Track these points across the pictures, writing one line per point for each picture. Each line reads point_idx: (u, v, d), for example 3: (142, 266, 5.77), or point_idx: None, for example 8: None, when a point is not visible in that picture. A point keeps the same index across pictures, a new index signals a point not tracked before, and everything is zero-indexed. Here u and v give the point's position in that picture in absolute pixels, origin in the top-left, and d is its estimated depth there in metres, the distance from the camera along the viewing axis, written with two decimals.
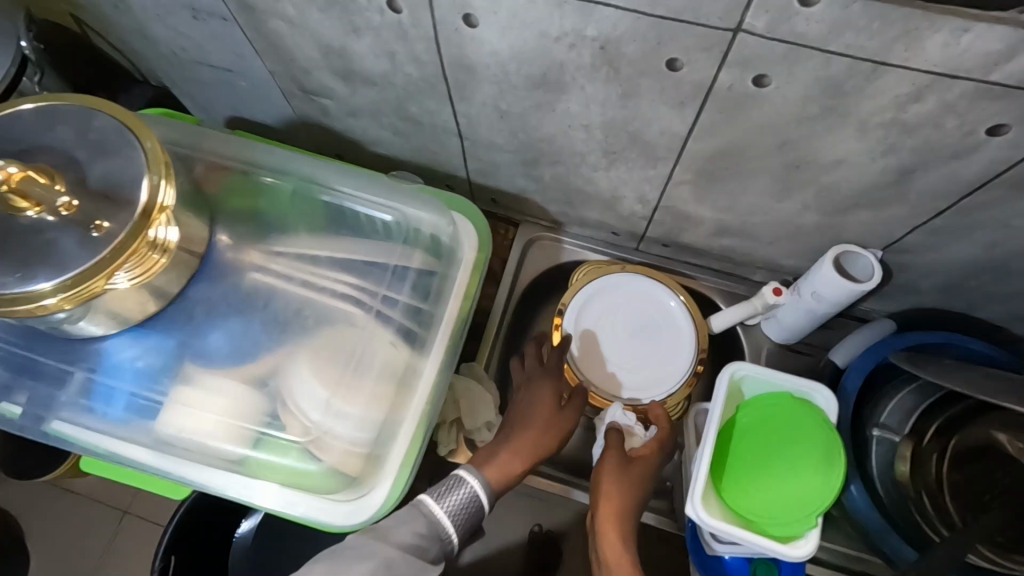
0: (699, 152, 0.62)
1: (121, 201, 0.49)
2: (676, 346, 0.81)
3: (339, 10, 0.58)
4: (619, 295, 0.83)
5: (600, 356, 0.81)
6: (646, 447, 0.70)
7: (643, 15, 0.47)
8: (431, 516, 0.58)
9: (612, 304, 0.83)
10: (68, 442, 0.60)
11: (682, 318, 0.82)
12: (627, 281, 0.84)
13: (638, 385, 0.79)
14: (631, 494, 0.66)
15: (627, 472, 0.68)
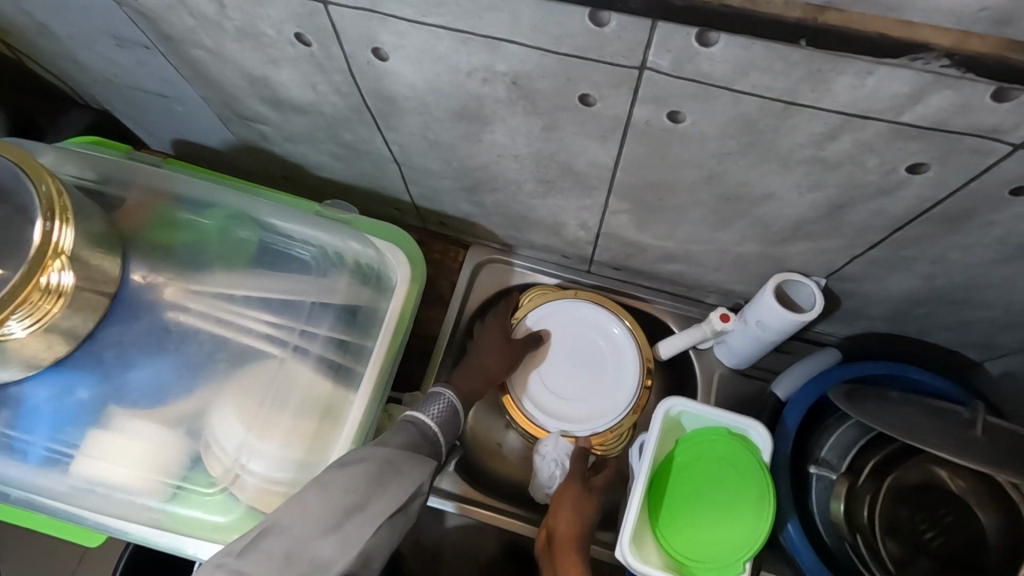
0: (632, 183, 0.61)
1: (10, 248, 0.47)
2: (621, 373, 0.82)
3: (253, 42, 0.56)
4: (565, 320, 0.84)
5: (544, 383, 0.82)
6: (602, 481, 0.74)
7: (548, 52, 0.45)
8: (423, 425, 0.63)
9: (557, 329, 0.84)
10: None
11: (627, 346, 0.82)
12: (574, 306, 0.84)
13: (581, 413, 0.81)
14: (590, 519, 0.68)
15: (587, 496, 0.70)
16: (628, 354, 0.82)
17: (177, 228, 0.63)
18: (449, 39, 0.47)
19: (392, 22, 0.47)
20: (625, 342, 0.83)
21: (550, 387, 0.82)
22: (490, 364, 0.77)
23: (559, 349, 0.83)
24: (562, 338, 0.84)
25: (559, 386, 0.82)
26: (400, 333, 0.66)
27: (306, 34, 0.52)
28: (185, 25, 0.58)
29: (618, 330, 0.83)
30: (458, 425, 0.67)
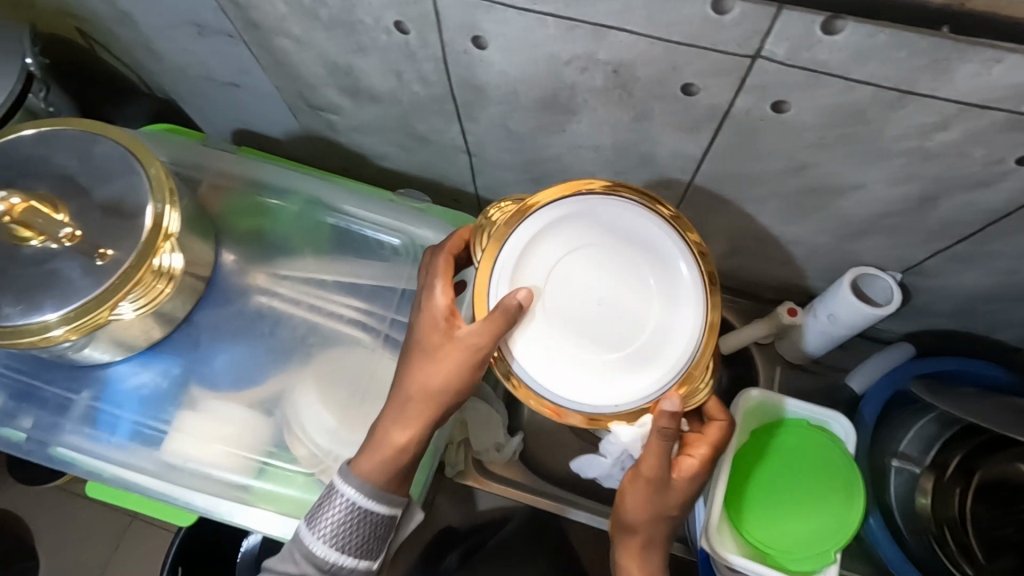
0: (715, 175, 0.60)
1: (124, 229, 0.48)
2: (668, 293, 0.52)
3: (345, 30, 0.56)
4: (557, 247, 0.52)
5: (557, 359, 0.51)
6: (688, 466, 0.53)
7: (658, 40, 0.45)
8: (311, 554, 0.51)
9: (550, 265, 0.52)
10: (70, 464, 0.58)
11: (669, 243, 0.52)
12: (580, 229, 0.53)
13: (636, 377, 0.51)
14: (674, 516, 0.54)
15: (675, 493, 0.53)
16: (674, 261, 0.52)
17: (269, 217, 0.65)
18: (555, 27, 0.47)
19: (498, 10, 0.47)
20: (667, 241, 0.52)
21: (569, 366, 0.51)
22: (432, 379, 0.52)
23: (563, 296, 0.52)
24: (569, 275, 0.52)
25: (582, 356, 0.52)
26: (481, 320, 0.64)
27: (404, 21, 0.52)
28: (276, 12, 0.58)
29: (654, 233, 0.52)
30: (372, 527, 0.51)
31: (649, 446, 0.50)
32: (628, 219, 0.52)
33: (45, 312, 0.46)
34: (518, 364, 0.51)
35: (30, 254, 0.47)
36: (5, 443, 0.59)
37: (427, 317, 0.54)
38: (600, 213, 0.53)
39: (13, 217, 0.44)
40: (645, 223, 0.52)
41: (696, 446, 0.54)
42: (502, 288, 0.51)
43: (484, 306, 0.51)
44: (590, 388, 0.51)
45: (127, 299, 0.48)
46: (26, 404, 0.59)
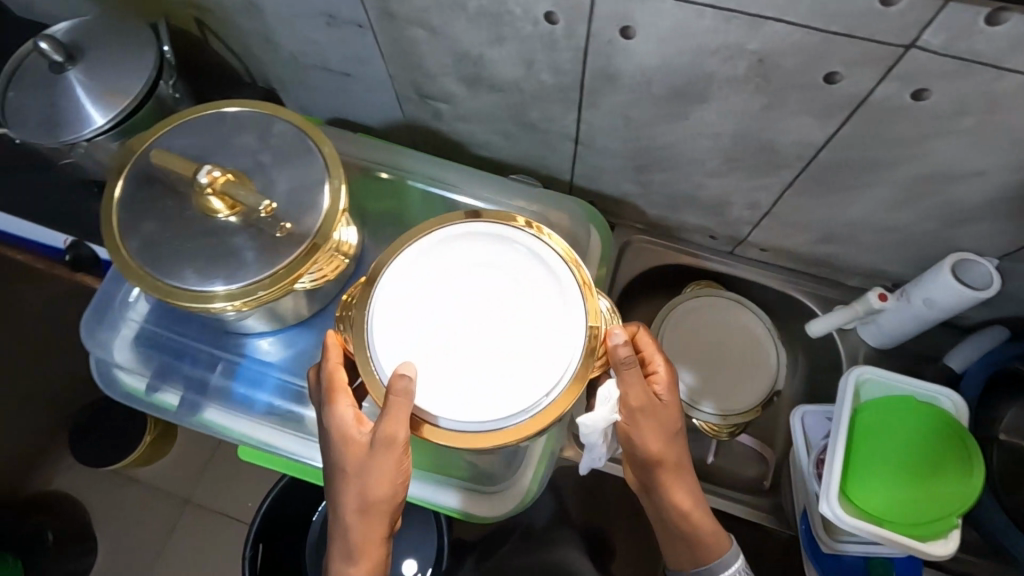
0: (830, 163, 0.64)
1: (304, 204, 0.51)
2: (546, 285, 0.55)
3: (490, 20, 0.59)
4: (416, 286, 0.55)
5: (458, 388, 0.52)
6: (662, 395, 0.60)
7: (814, 31, 0.48)
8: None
9: (418, 309, 0.55)
10: (219, 429, 0.63)
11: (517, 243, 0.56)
12: (413, 264, 0.56)
13: (541, 374, 0.51)
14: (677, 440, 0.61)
15: (671, 418, 0.60)
16: (534, 255, 0.56)
17: (408, 200, 0.70)
18: (713, 18, 0.50)
19: (656, 2, 0.51)
20: (507, 249, 0.57)
21: (477, 391, 0.51)
22: (370, 476, 0.54)
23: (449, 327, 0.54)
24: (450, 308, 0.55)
25: (487, 378, 0.52)
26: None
27: (555, 12, 0.55)
28: (419, 3, 0.61)
29: (478, 237, 0.57)
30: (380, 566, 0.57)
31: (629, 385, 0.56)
32: (460, 231, 0.57)
33: (239, 280, 0.49)
34: (427, 412, 0.51)
35: (216, 225, 0.50)
36: (159, 406, 0.63)
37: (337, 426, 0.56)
38: (443, 242, 0.57)
39: (215, 188, 0.48)
40: (482, 229, 0.57)
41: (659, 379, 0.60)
42: (386, 347, 0.53)
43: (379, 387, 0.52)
44: (500, 403, 0.51)
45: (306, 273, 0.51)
46: (174, 367, 0.62)
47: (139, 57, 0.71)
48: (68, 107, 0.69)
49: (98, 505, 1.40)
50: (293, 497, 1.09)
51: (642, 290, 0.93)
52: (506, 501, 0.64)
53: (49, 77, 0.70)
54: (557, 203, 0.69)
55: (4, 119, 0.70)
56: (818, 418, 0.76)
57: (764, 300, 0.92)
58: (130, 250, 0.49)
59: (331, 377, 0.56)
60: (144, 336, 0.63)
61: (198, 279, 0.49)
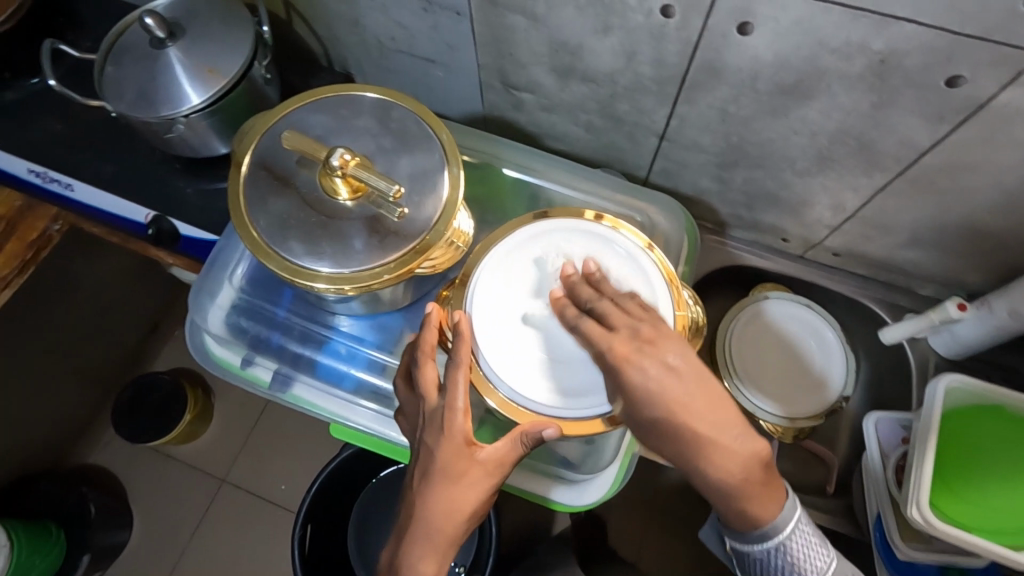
0: (930, 167, 0.63)
1: (425, 191, 0.52)
2: (630, 278, 0.56)
3: (600, 10, 0.59)
4: (502, 278, 0.56)
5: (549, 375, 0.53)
6: (677, 377, 0.45)
7: (946, 31, 0.48)
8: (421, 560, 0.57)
9: (506, 299, 0.55)
10: (305, 406, 0.63)
11: (599, 237, 0.58)
12: (498, 262, 0.57)
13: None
14: (674, 437, 0.45)
15: (687, 403, 0.45)
16: (616, 248, 0.58)
17: (500, 186, 0.70)
18: (840, 15, 0.50)
19: None
20: (588, 243, 0.58)
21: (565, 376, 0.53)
22: (478, 496, 0.50)
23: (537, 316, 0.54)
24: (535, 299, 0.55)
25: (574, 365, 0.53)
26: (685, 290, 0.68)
27: (673, 5, 0.56)
28: None
29: (559, 233, 0.59)
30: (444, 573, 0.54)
31: (583, 324, 0.49)
32: (544, 227, 0.59)
33: (365, 263, 0.50)
34: (519, 397, 0.52)
35: (337, 208, 0.51)
36: (251, 379, 0.63)
37: (448, 440, 0.49)
38: (525, 240, 0.59)
39: (345, 172, 0.48)
40: (563, 226, 0.59)
41: (616, 342, 0.46)
42: (482, 338, 0.54)
43: (482, 380, 0.53)
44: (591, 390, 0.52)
45: (425, 261, 0.52)
46: (268, 339, 0.63)
47: (237, 37, 0.72)
48: (168, 84, 0.70)
49: (138, 479, 1.42)
50: (341, 481, 1.10)
51: (707, 289, 0.93)
52: (591, 491, 0.63)
53: (150, 52, 0.71)
54: (648, 200, 0.69)
55: (104, 93, 0.72)
56: (892, 426, 0.75)
57: (832, 305, 0.91)
58: (259, 229, 0.51)
59: (457, 386, 0.49)
60: (241, 308, 0.64)
61: (326, 260, 0.50)
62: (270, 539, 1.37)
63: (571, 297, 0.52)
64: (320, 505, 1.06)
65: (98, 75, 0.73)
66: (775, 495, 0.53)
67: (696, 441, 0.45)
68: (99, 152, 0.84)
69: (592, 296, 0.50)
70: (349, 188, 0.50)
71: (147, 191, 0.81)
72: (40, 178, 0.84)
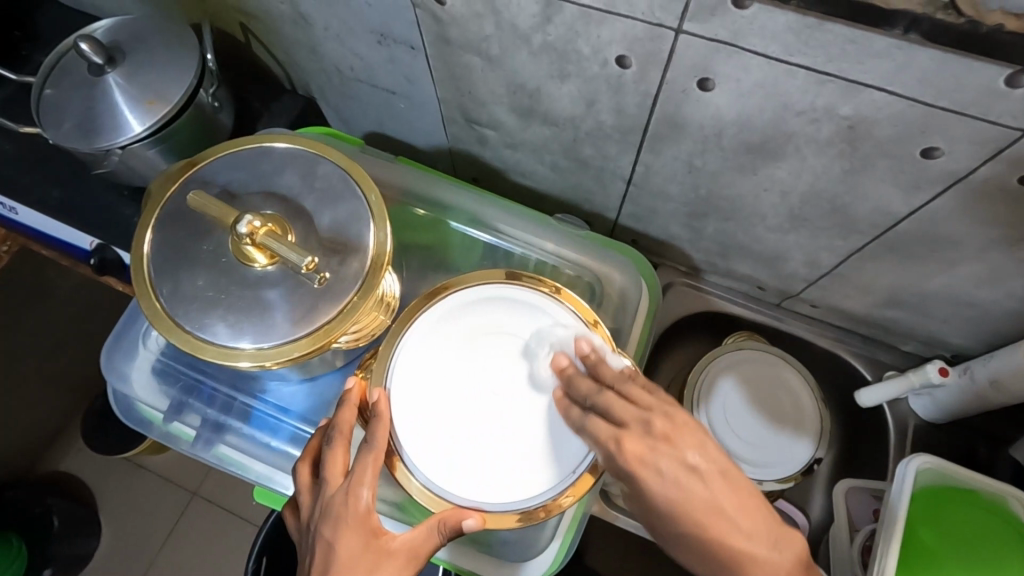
0: (909, 233, 0.58)
1: (348, 256, 0.48)
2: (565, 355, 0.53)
3: (554, 56, 0.55)
4: (424, 357, 0.53)
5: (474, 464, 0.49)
6: (700, 478, 0.43)
7: (919, 103, 0.44)
8: None
9: (427, 382, 0.52)
10: (230, 467, 0.59)
11: (534, 308, 0.54)
12: (421, 338, 0.53)
13: (559, 451, 0.49)
14: (694, 548, 0.43)
15: (719, 506, 0.43)
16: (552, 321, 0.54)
17: (449, 238, 0.67)
18: (805, 79, 0.46)
19: (744, 56, 0.46)
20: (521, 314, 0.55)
21: (489, 467, 0.49)
22: None
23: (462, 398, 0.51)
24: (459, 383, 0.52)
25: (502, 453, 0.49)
26: (642, 351, 0.63)
27: (628, 57, 0.51)
28: (480, 32, 0.57)
29: (489, 303, 0.55)
30: None
31: (589, 424, 0.47)
32: (473, 297, 0.55)
33: (276, 337, 0.46)
34: (437, 485, 0.48)
35: (252, 271, 0.48)
36: (174, 436, 0.60)
37: (353, 525, 0.44)
38: (453, 313, 0.55)
39: (254, 240, 0.45)
40: (496, 295, 0.55)
41: (628, 440, 0.45)
42: (402, 424, 0.50)
43: (399, 464, 0.49)
44: (520, 481, 0.49)
45: (346, 330, 0.48)
46: (189, 399, 0.59)
47: (181, 65, 0.68)
48: (107, 113, 0.66)
49: (105, 491, 1.38)
50: None
51: (680, 335, 0.89)
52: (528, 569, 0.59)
53: (89, 79, 0.68)
54: (604, 256, 0.66)
55: (39, 119, 0.68)
56: (864, 498, 0.71)
57: (811, 357, 0.86)
58: (163, 299, 0.47)
59: (367, 461, 0.46)
60: (160, 369, 0.60)
61: (235, 336, 0.46)
62: (237, 558, 1.34)
63: (570, 394, 0.49)
64: (278, 536, 1.03)
65: (36, 98, 0.69)
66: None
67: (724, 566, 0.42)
68: (45, 171, 0.79)
69: (592, 391, 0.48)
70: (264, 254, 0.47)
71: (91, 217, 0.77)
72: None
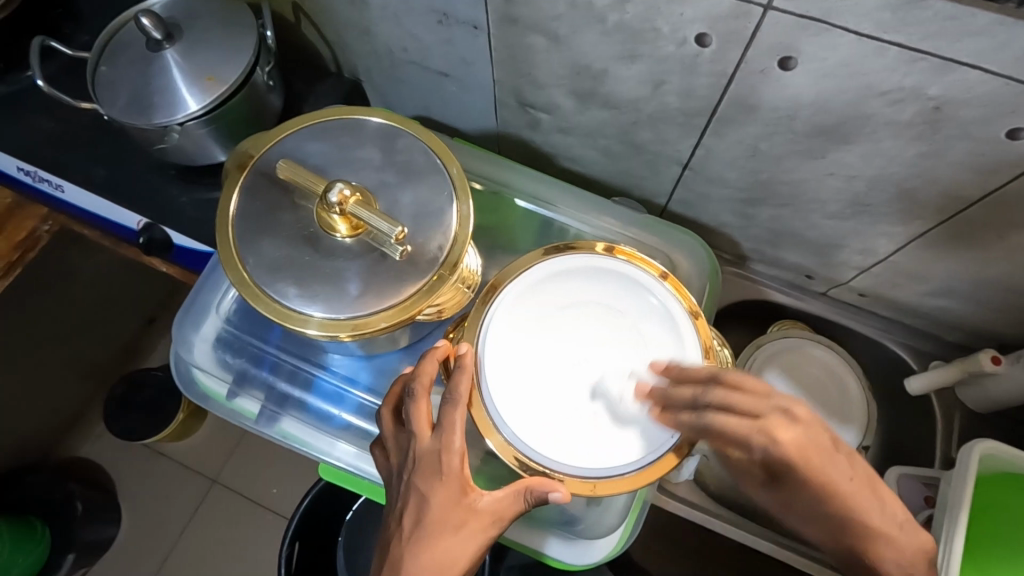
0: (976, 219, 0.58)
1: (431, 229, 0.48)
2: (650, 326, 0.54)
3: (629, 36, 0.55)
4: (517, 319, 0.54)
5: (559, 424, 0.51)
6: (824, 435, 0.47)
7: (1012, 83, 0.44)
8: None
9: (518, 345, 0.53)
10: (294, 443, 0.60)
11: (625, 280, 0.56)
12: (512, 303, 0.55)
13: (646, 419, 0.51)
14: (813, 492, 0.46)
15: (856, 485, 0.48)
16: (645, 295, 0.56)
17: (509, 219, 0.69)
18: (895, 58, 0.45)
19: (833, 34, 0.46)
20: (612, 286, 0.56)
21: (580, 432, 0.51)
22: (468, 544, 0.45)
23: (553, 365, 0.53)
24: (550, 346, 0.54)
25: (586, 417, 0.51)
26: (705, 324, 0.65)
27: (709, 35, 0.51)
28: (552, 11, 0.56)
29: (581, 273, 0.57)
30: None
31: (706, 422, 0.47)
32: (564, 265, 0.57)
33: (362, 308, 0.46)
34: (520, 442, 0.50)
35: (334, 245, 0.48)
36: (236, 413, 0.60)
37: (444, 480, 0.46)
38: (545, 280, 0.56)
39: (343, 209, 0.45)
40: (583, 267, 0.57)
41: (746, 416, 0.46)
42: (492, 384, 0.51)
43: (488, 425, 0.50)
44: (604, 443, 0.50)
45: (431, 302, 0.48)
46: (254, 373, 0.60)
47: (238, 42, 0.68)
48: (165, 89, 0.66)
49: (127, 477, 1.37)
50: (330, 497, 1.06)
51: (722, 322, 0.89)
52: (590, 550, 0.60)
53: (146, 55, 0.67)
54: (668, 235, 0.67)
55: (96, 94, 0.67)
56: (914, 483, 0.71)
57: (853, 347, 0.87)
58: (249, 267, 0.47)
59: (455, 425, 0.47)
60: (226, 341, 0.61)
61: (318, 305, 0.46)
62: (259, 546, 1.33)
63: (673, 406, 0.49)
64: (310, 521, 1.02)
65: (91, 75, 0.68)
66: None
67: (835, 505, 0.47)
68: (89, 151, 0.78)
69: (699, 392, 0.48)
70: (347, 225, 0.47)
71: (138, 196, 0.76)
72: (28, 177, 0.80)
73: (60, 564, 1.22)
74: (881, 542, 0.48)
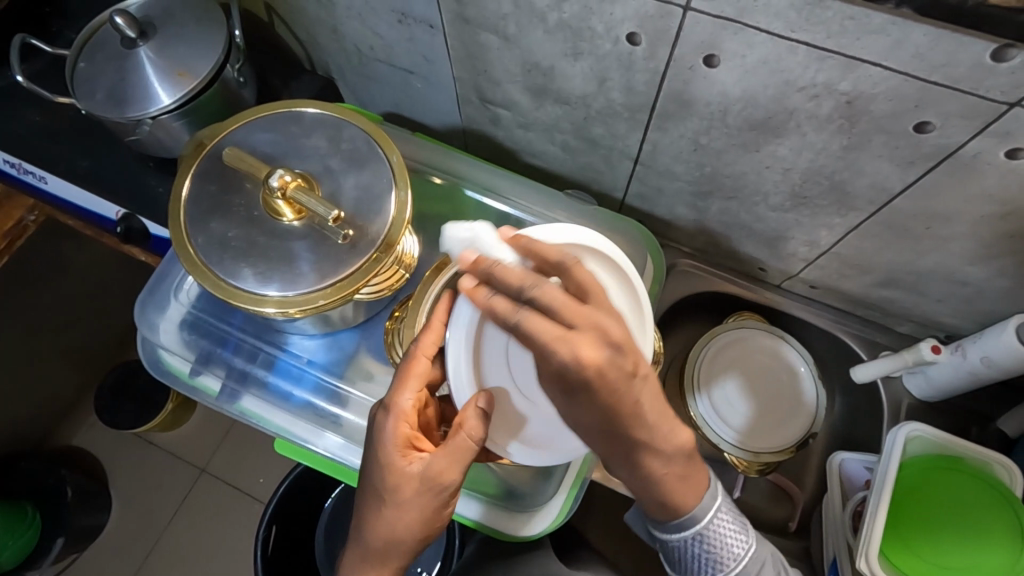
0: (903, 211, 0.61)
1: (372, 213, 0.52)
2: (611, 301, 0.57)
3: (568, 34, 0.58)
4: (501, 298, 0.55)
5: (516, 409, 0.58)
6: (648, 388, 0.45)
7: (913, 79, 0.47)
8: None
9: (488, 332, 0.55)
10: (252, 419, 0.63)
11: (615, 277, 0.57)
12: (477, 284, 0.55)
13: None
14: (610, 409, 0.43)
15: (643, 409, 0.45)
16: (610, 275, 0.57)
17: (464, 209, 0.73)
18: (806, 55, 0.48)
19: (748, 33, 0.49)
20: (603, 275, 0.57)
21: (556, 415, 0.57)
22: (412, 496, 0.49)
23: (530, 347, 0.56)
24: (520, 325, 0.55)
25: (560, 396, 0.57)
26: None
27: (639, 34, 0.54)
28: (498, 10, 0.59)
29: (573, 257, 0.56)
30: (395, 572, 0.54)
31: (527, 318, 0.41)
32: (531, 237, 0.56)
33: (303, 285, 0.49)
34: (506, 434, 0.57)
35: (281, 229, 0.51)
36: (201, 390, 0.64)
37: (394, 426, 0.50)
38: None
39: (285, 194, 0.49)
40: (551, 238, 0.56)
41: (582, 335, 0.41)
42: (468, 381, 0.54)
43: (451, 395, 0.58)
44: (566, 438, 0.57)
45: (367, 282, 0.52)
46: (216, 352, 0.64)
47: (209, 39, 0.71)
48: (138, 85, 0.69)
49: (116, 465, 1.40)
50: (309, 482, 1.09)
51: (682, 314, 0.91)
52: (537, 522, 0.65)
53: (121, 52, 0.71)
54: (615, 227, 0.71)
55: (73, 89, 0.71)
56: (858, 469, 0.73)
57: (808, 338, 0.89)
58: (197, 246, 0.51)
59: (404, 385, 0.51)
60: (190, 322, 0.64)
61: (266, 283, 0.50)
62: (243, 533, 1.36)
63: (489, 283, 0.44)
64: (290, 504, 1.05)
65: (70, 71, 0.72)
66: (695, 481, 0.53)
67: (633, 423, 0.45)
68: (74, 144, 0.82)
69: (530, 283, 0.42)
70: (292, 209, 0.50)
71: (118, 187, 0.80)
72: (15, 169, 0.84)
73: (52, 548, 1.24)
74: (645, 457, 0.48)
